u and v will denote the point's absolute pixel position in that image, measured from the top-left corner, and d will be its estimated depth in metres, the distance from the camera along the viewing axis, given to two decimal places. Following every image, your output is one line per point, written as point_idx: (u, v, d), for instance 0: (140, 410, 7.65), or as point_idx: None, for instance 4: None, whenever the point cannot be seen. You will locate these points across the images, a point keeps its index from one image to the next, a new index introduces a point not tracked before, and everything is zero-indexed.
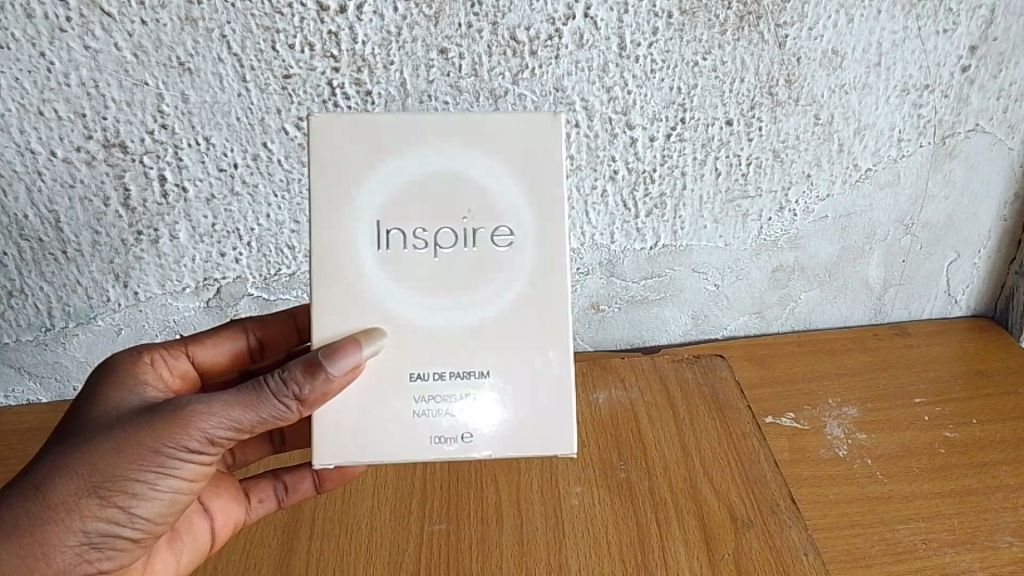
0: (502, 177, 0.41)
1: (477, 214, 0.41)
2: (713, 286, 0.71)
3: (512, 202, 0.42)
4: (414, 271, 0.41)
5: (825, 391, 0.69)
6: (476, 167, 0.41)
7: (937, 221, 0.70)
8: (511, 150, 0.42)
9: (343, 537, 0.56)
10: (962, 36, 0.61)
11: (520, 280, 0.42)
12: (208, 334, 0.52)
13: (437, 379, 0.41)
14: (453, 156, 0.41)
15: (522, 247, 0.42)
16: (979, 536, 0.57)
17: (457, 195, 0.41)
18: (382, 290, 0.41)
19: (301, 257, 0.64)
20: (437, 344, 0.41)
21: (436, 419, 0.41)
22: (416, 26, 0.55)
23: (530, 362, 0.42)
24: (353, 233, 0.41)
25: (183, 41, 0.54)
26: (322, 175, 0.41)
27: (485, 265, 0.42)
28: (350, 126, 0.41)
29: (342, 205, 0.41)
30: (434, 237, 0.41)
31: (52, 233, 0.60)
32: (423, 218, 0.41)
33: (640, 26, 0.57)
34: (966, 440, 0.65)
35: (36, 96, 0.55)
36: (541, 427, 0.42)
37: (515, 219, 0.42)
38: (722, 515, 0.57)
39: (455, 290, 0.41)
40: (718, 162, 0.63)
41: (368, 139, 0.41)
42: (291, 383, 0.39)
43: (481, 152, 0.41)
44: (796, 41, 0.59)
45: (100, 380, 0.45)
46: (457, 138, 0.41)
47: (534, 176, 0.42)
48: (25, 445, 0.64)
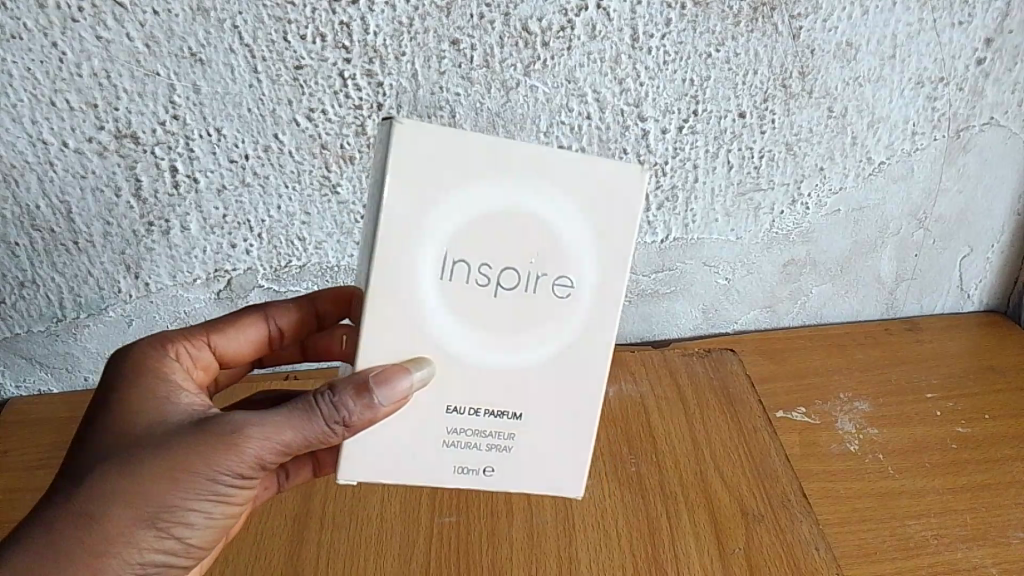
0: (575, 225, 0.39)
1: (544, 259, 0.40)
2: (724, 280, 0.71)
3: (580, 252, 0.40)
4: (471, 308, 0.40)
5: (838, 385, 0.69)
6: (548, 206, 0.39)
7: (951, 216, 0.70)
8: (592, 196, 0.39)
9: (354, 528, 0.56)
10: (979, 28, 0.60)
11: (572, 331, 0.41)
12: (230, 321, 0.51)
13: (471, 414, 0.41)
14: (531, 190, 0.39)
15: (577, 298, 0.41)
16: (992, 532, 0.58)
17: (522, 230, 0.39)
18: (435, 321, 0.40)
19: (312, 249, 0.64)
20: (477, 382, 0.41)
21: (463, 452, 0.42)
22: (429, 16, 0.55)
23: (562, 408, 0.42)
24: (415, 256, 0.39)
25: (195, 31, 0.53)
26: (395, 189, 0.37)
27: (542, 314, 0.41)
28: (433, 141, 0.37)
29: (409, 222, 0.38)
30: (497, 275, 0.40)
31: (63, 224, 0.60)
32: (488, 254, 0.39)
33: (653, 17, 0.56)
34: (978, 436, 0.65)
35: (48, 86, 0.54)
36: (556, 471, 0.43)
37: (578, 270, 0.40)
38: (733, 510, 0.57)
39: (508, 332, 0.40)
40: (730, 155, 0.63)
41: (448, 157, 0.38)
42: (348, 415, 0.38)
43: (558, 192, 0.39)
44: (810, 33, 0.58)
45: (132, 386, 0.43)
46: (537, 172, 0.38)
47: (608, 228, 0.40)
48: (38, 435, 0.65)
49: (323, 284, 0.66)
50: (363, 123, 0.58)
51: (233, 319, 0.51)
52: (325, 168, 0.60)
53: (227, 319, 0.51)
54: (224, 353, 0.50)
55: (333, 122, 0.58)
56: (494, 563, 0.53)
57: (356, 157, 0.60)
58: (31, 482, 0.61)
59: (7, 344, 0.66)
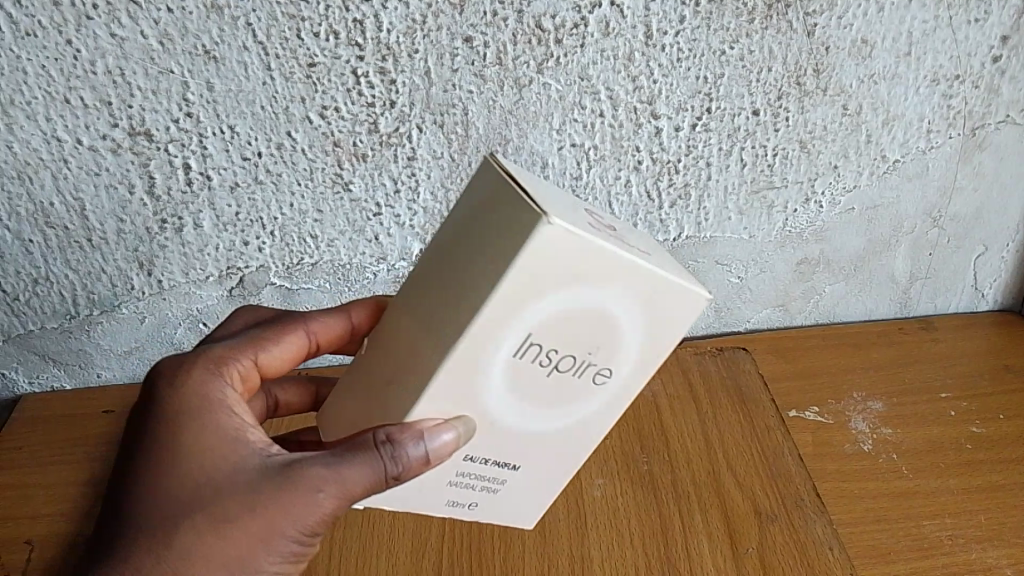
0: (646, 345, 0.37)
1: (602, 355, 0.37)
2: (737, 279, 0.70)
3: (634, 357, 0.38)
4: (522, 383, 0.37)
5: (851, 384, 0.69)
6: (629, 321, 0.36)
7: (966, 214, 0.69)
8: (668, 317, 0.37)
9: (367, 529, 0.56)
10: (995, 26, 0.59)
11: (592, 412, 0.40)
12: (271, 338, 0.48)
13: (481, 463, 0.41)
14: (622, 299, 0.35)
15: (610, 389, 0.39)
16: (1007, 533, 0.57)
17: (598, 329, 0.36)
18: (488, 393, 0.37)
19: (324, 247, 0.64)
20: (495, 436, 0.39)
21: (460, 488, 0.42)
22: (441, 14, 0.54)
23: (555, 464, 0.42)
24: (499, 342, 0.35)
25: (209, 29, 0.53)
26: (515, 280, 0.33)
27: (579, 402, 0.39)
28: (569, 248, 0.33)
29: (506, 314, 0.34)
30: (558, 361, 0.37)
31: (77, 221, 0.60)
32: (559, 343, 0.36)
33: (667, 14, 0.56)
34: (993, 436, 0.65)
35: (62, 83, 0.54)
36: (522, 507, 0.45)
37: (623, 371, 0.38)
38: (745, 510, 0.57)
39: (542, 406, 0.39)
40: (743, 153, 0.63)
41: (577, 264, 0.33)
42: (410, 470, 0.36)
43: (645, 313, 0.36)
44: (825, 30, 0.58)
45: (195, 428, 0.40)
46: (637, 292, 0.35)
47: (665, 345, 0.38)
48: (53, 431, 0.65)
49: (336, 282, 0.66)
50: (375, 120, 0.58)
51: (274, 335, 0.48)
52: (337, 165, 0.60)
53: (267, 336, 0.48)
54: (266, 369, 0.47)
55: (346, 119, 0.58)
56: (506, 561, 0.53)
57: (369, 155, 0.60)
58: (45, 477, 0.62)
59: (21, 340, 0.66)
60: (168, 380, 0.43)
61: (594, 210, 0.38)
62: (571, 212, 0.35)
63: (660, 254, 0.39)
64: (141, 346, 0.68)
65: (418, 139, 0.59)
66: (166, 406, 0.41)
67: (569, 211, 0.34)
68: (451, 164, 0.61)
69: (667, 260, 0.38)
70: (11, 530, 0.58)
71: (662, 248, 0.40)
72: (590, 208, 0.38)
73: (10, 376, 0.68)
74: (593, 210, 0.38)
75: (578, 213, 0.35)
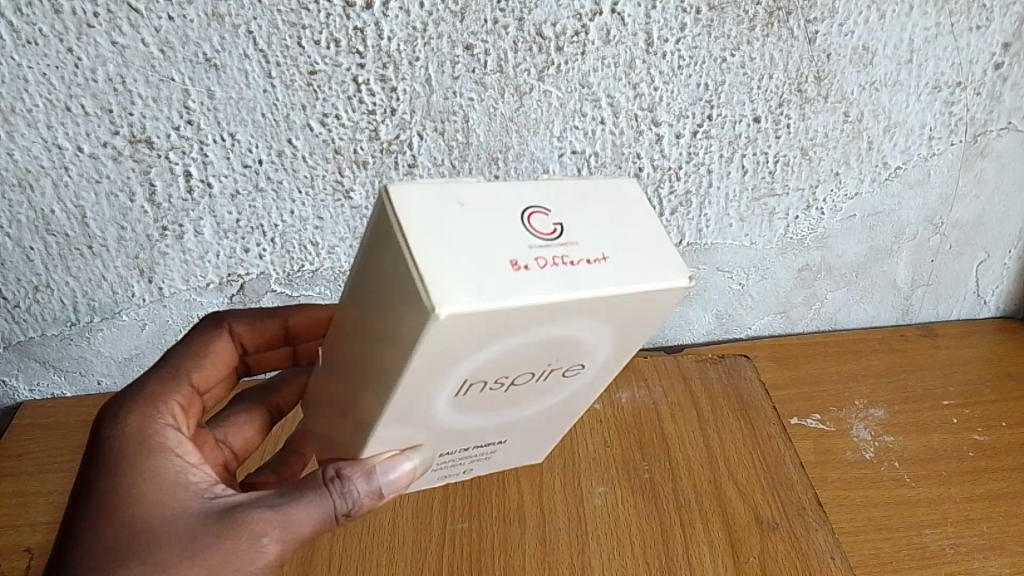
0: (611, 334, 0.35)
1: (563, 357, 0.35)
2: (738, 285, 0.70)
3: (600, 345, 0.35)
4: (478, 402, 0.37)
5: (853, 392, 0.69)
6: (583, 329, 0.33)
7: (967, 222, 0.69)
8: (630, 314, 0.33)
9: (367, 537, 0.55)
10: (997, 33, 0.59)
11: (568, 385, 0.40)
12: (200, 349, 0.50)
13: (464, 451, 0.43)
14: (568, 324, 0.32)
15: (581, 369, 0.38)
16: (1008, 542, 0.57)
17: (548, 347, 0.33)
18: (442, 414, 0.37)
19: (324, 253, 0.64)
20: (473, 435, 0.41)
21: (452, 466, 0.45)
22: (442, 22, 0.54)
23: (546, 419, 0.45)
24: (434, 393, 0.34)
25: (209, 37, 0.52)
26: (423, 362, 0.30)
27: (550, 386, 0.39)
28: (474, 325, 0.28)
29: (434, 376, 0.32)
30: (512, 377, 0.35)
31: (78, 228, 0.60)
32: (508, 368, 0.34)
33: (668, 22, 0.56)
34: (994, 445, 0.65)
35: (63, 91, 0.53)
36: (521, 452, 0.48)
37: (593, 354, 0.36)
38: (747, 518, 0.57)
39: (508, 404, 0.39)
40: (744, 160, 0.63)
41: (492, 329, 0.29)
42: (358, 505, 0.39)
43: (599, 319, 0.32)
44: (826, 37, 0.58)
45: (148, 473, 0.40)
46: (586, 313, 0.31)
47: (632, 326, 0.35)
48: (53, 438, 0.65)
49: (335, 289, 0.67)
50: (376, 128, 0.58)
51: (203, 346, 0.50)
52: (338, 173, 0.60)
53: (196, 349, 0.50)
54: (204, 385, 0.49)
55: (346, 127, 0.58)
56: (506, 571, 0.53)
57: (369, 162, 0.60)
58: (45, 485, 0.62)
59: (21, 347, 0.66)
60: (107, 421, 0.43)
61: (535, 198, 0.31)
62: (491, 250, 0.29)
63: (625, 231, 0.32)
64: (140, 353, 0.68)
65: (419, 147, 0.59)
66: (104, 449, 0.42)
67: (485, 257, 0.29)
68: (452, 171, 0.61)
69: (631, 239, 0.32)
70: (12, 539, 0.58)
71: (633, 207, 0.33)
72: (529, 202, 0.31)
73: (10, 383, 0.68)
74: (532, 202, 0.31)
75: (501, 241, 0.29)
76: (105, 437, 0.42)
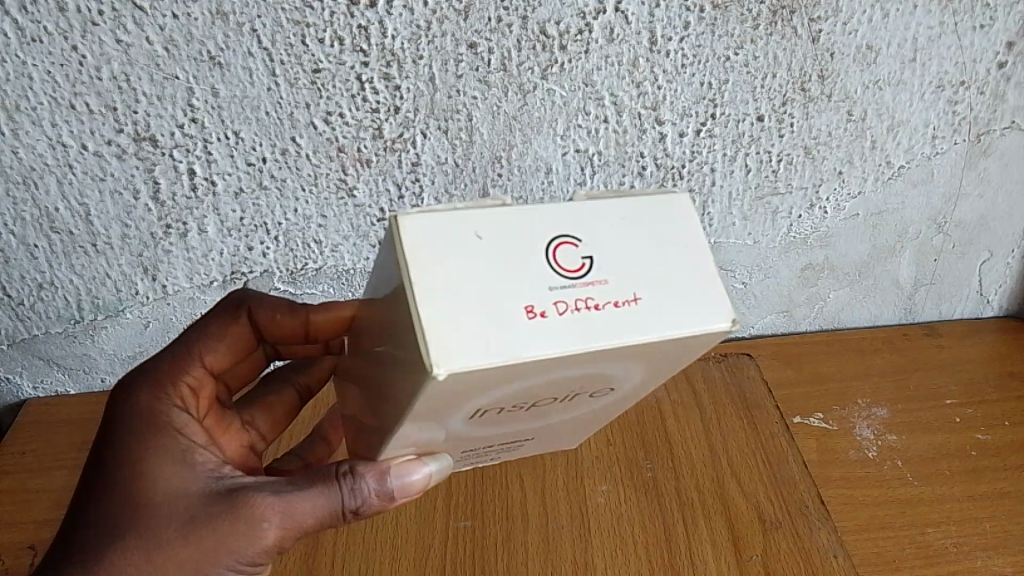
0: (640, 367, 0.34)
1: (588, 384, 0.36)
2: (741, 284, 0.70)
3: (629, 374, 0.35)
4: (498, 417, 0.38)
5: (856, 391, 0.69)
6: (607, 367, 0.33)
7: (971, 221, 0.69)
8: (658, 355, 0.33)
9: (371, 532, 0.56)
10: (1000, 32, 0.59)
11: (597, 400, 0.40)
12: (217, 332, 0.49)
13: (487, 446, 0.45)
14: (590, 366, 0.32)
15: (610, 389, 0.38)
16: (1011, 540, 0.58)
17: (570, 380, 0.34)
18: (462, 425, 0.37)
19: (328, 252, 0.65)
20: (497, 438, 0.43)
21: (475, 456, 0.47)
22: (446, 20, 0.54)
23: (575, 420, 0.46)
24: (447, 416, 0.35)
25: (214, 35, 0.53)
26: (431, 400, 0.31)
27: (576, 402, 0.39)
28: (479, 377, 0.29)
29: (444, 406, 0.33)
30: (533, 401, 0.36)
31: (82, 226, 0.60)
32: (528, 395, 0.35)
33: (671, 20, 0.56)
34: (997, 444, 0.65)
35: (68, 89, 0.53)
36: (547, 440, 0.50)
37: (622, 379, 0.36)
38: (750, 517, 0.57)
39: (533, 416, 0.40)
40: (748, 158, 0.63)
41: (502, 376, 0.30)
42: (366, 504, 0.40)
43: (623, 360, 0.32)
44: (829, 36, 0.58)
45: (149, 454, 0.41)
46: (607, 356, 0.31)
47: (662, 361, 0.34)
48: (57, 435, 0.66)
49: (339, 287, 0.67)
50: (380, 126, 0.58)
51: (218, 330, 0.49)
52: (342, 172, 0.60)
53: (213, 331, 0.48)
54: (217, 366, 0.48)
55: (350, 125, 0.58)
56: (510, 569, 0.53)
57: (372, 160, 0.60)
58: (49, 482, 0.62)
59: (25, 345, 0.66)
60: (116, 396, 0.44)
61: (565, 230, 0.31)
62: (506, 294, 0.29)
63: (659, 268, 0.31)
64: (143, 351, 0.68)
65: (422, 145, 0.59)
66: (111, 424, 0.43)
67: (498, 304, 0.29)
68: (455, 170, 0.61)
69: (665, 281, 0.31)
70: (17, 535, 0.58)
71: (674, 242, 0.32)
72: (556, 234, 0.30)
73: (14, 381, 0.68)
74: (561, 235, 0.30)
75: (519, 283, 0.29)
76: (113, 411, 0.44)
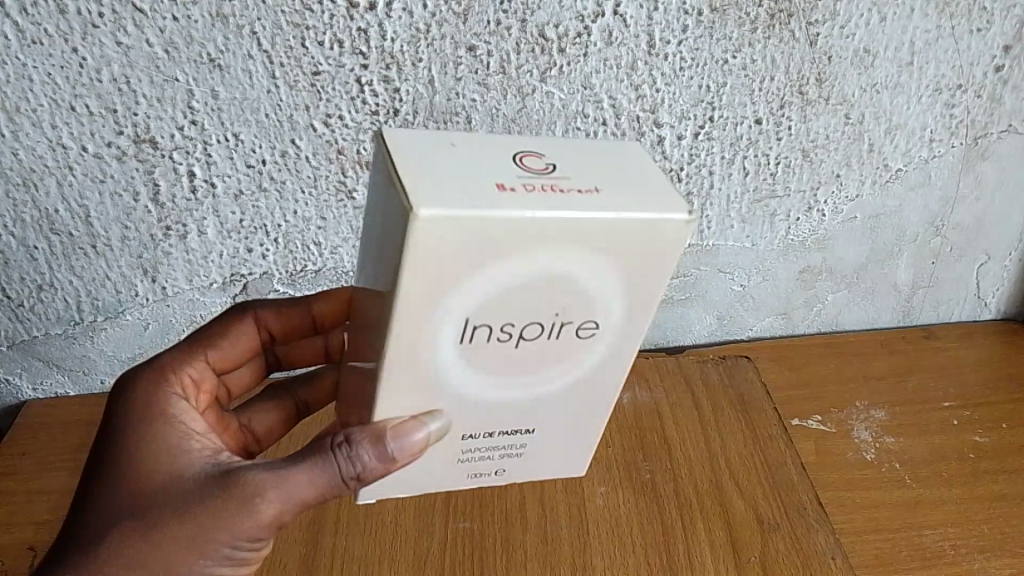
0: (618, 285, 0.35)
1: (571, 311, 0.36)
2: (739, 287, 0.71)
3: (610, 300, 0.36)
4: (490, 359, 0.37)
5: (854, 394, 0.69)
6: (584, 267, 0.34)
7: (968, 224, 0.70)
8: (629, 253, 0.34)
9: (368, 533, 0.56)
10: (997, 35, 0.60)
11: (591, 361, 0.39)
12: (222, 332, 0.51)
13: (486, 437, 0.41)
14: (565, 255, 0.33)
15: (598, 334, 0.38)
16: (1008, 542, 0.58)
17: (551, 292, 0.35)
18: (452, 375, 0.37)
19: (327, 254, 0.65)
20: (496, 414, 0.40)
21: (478, 463, 0.42)
22: (445, 23, 0.54)
23: (581, 413, 0.42)
24: (437, 338, 0.35)
25: (214, 37, 0.53)
26: (417, 281, 0.32)
27: (569, 355, 0.38)
28: (457, 230, 0.31)
29: (430, 306, 0.33)
30: (519, 330, 0.36)
31: (82, 228, 0.60)
32: (512, 316, 0.35)
33: (669, 23, 0.56)
34: (995, 446, 0.65)
35: (68, 91, 0.54)
36: (561, 459, 0.45)
37: (605, 315, 0.37)
38: (748, 518, 0.57)
39: (527, 372, 0.38)
40: (746, 161, 0.63)
41: (481, 243, 0.32)
42: (365, 468, 0.38)
43: (597, 255, 0.34)
44: (827, 39, 0.58)
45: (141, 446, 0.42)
46: (577, 236, 0.33)
47: (639, 279, 0.35)
48: (57, 437, 0.66)
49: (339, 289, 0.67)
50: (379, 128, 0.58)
51: (221, 330, 0.51)
52: (341, 174, 0.60)
53: (218, 331, 0.51)
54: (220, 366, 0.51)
55: (350, 128, 0.58)
56: (508, 569, 0.53)
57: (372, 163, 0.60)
58: (49, 483, 0.62)
59: (25, 346, 0.66)
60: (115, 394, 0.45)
61: (528, 149, 0.36)
62: (479, 178, 0.33)
63: (615, 175, 0.35)
64: (143, 352, 0.68)
65: None
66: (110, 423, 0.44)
67: (472, 181, 0.32)
68: None
69: (621, 179, 0.35)
70: (15, 536, 0.58)
71: (624, 160, 0.36)
72: (520, 150, 0.35)
73: (14, 383, 0.68)
74: (524, 151, 0.35)
75: (489, 172, 0.33)
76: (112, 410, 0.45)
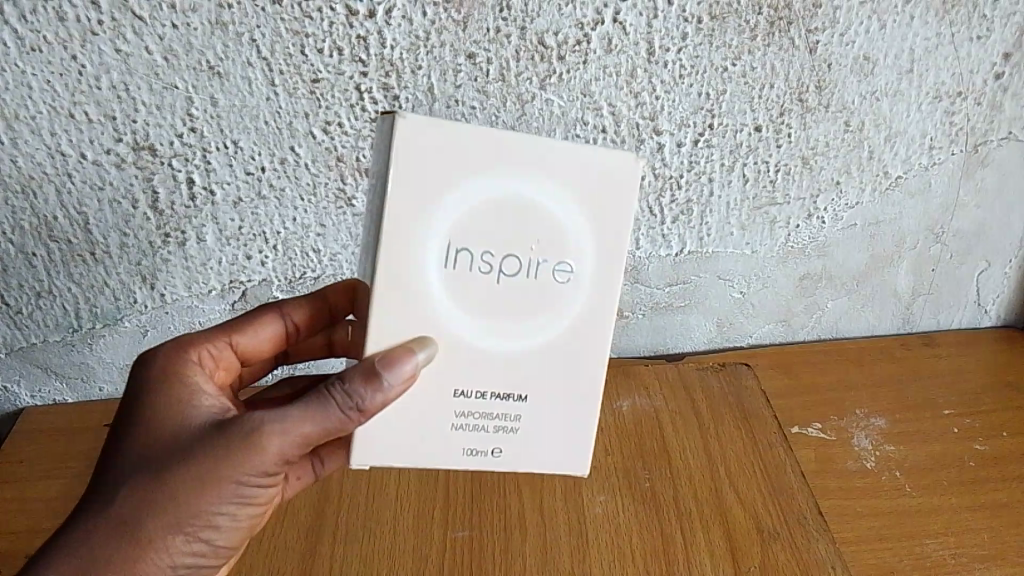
0: (582, 220, 0.40)
1: (546, 245, 0.39)
2: (739, 294, 0.70)
3: (579, 235, 0.40)
4: (474, 293, 0.39)
5: (854, 402, 0.69)
6: (548, 194, 0.39)
7: (968, 231, 0.69)
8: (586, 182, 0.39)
9: (365, 540, 0.55)
10: (996, 43, 0.60)
11: (572, 314, 0.41)
12: (245, 326, 0.49)
13: (480, 397, 0.41)
14: (530, 178, 0.38)
15: (573, 279, 0.40)
16: (1009, 551, 0.57)
17: (522, 218, 0.39)
18: (440, 306, 0.39)
19: (326, 261, 0.64)
20: (487, 365, 0.41)
21: (471, 433, 0.41)
22: (445, 31, 0.54)
23: (572, 385, 0.42)
24: (421, 254, 0.38)
25: (213, 45, 0.53)
26: (399, 186, 0.37)
27: (551, 301, 0.40)
28: (432, 135, 0.37)
29: (413, 217, 0.38)
30: (499, 263, 0.39)
31: (80, 235, 0.60)
32: (490, 243, 0.39)
33: (669, 31, 0.56)
34: (996, 454, 0.65)
35: (67, 98, 0.54)
36: (560, 451, 0.43)
37: (577, 256, 0.40)
38: (749, 526, 0.57)
39: (512, 317, 0.40)
40: (746, 168, 0.63)
41: (453, 152, 0.38)
42: (362, 399, 0.38)
43: (557, 181, 0.39)
44: (827, 47, 0.58)
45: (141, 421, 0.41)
46: (537, 157, 0.38)
47: (600, 216, 0.40)
48: (54, 445, 0.65)
49: None
50: None
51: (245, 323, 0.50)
52: (341, 181, 0.60)
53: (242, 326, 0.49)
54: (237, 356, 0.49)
55: (349, 135, 0.58)
56: None
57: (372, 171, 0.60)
58: (46, 491, 0.62)
59: (23, 353, 0.66)
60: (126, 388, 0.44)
61: None
62: None
63: None
64: None
65: None
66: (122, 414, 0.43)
67: None
68: None
69: None
70: (11, 545, 0.58)
71: None
72: None
73: (11, 390, 0.68)
74: None
75: None
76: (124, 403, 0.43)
